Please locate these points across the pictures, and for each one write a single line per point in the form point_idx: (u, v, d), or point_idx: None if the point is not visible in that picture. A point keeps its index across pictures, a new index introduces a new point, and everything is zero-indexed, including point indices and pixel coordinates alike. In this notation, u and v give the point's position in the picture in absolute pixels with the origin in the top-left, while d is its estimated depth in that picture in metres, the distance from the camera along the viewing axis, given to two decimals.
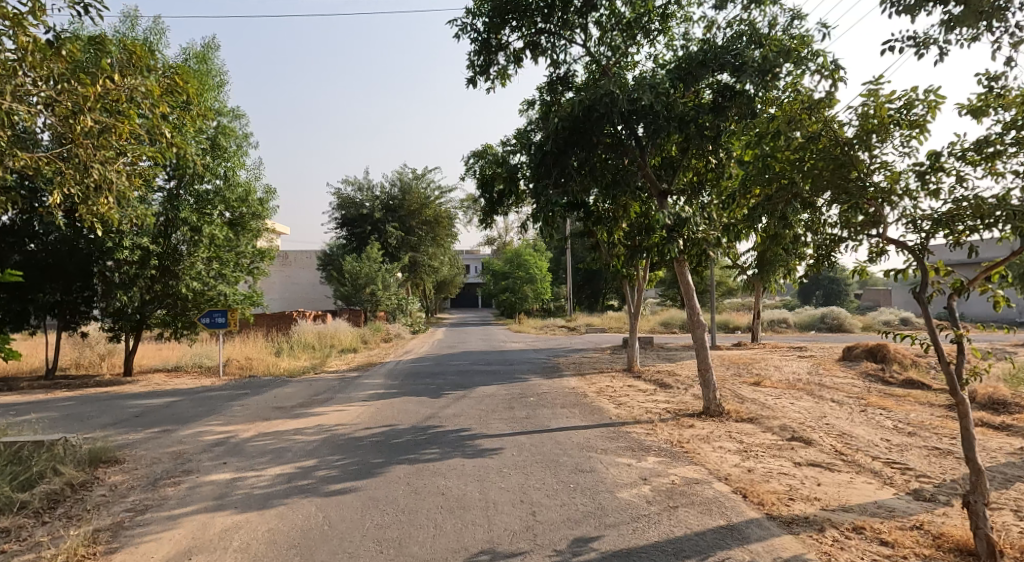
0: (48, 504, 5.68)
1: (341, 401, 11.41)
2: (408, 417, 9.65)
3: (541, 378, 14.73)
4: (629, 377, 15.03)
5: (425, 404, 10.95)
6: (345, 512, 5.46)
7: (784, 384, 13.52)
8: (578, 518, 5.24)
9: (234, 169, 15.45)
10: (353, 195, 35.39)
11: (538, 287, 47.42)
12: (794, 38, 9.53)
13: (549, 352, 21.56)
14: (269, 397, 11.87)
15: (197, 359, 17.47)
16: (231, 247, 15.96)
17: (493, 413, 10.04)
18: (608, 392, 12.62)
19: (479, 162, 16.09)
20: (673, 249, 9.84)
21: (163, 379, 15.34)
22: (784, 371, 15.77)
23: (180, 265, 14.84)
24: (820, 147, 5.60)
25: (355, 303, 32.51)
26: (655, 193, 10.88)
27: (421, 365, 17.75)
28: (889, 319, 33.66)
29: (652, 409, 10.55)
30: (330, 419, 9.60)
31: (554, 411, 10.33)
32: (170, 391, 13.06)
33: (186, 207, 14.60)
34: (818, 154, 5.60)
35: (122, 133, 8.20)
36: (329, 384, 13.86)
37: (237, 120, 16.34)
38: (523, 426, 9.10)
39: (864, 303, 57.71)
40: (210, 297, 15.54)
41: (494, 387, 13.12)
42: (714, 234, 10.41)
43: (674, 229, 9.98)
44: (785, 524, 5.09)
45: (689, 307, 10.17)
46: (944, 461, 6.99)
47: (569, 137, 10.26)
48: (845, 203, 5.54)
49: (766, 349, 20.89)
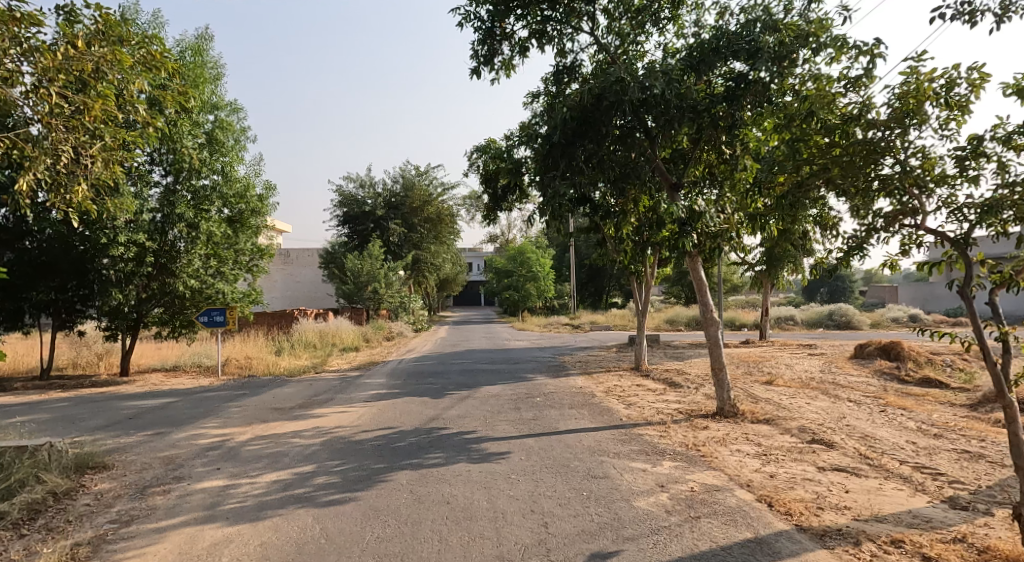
0: (27, 515, 5.33)
1: (342, 402, 11.06)
2: (411, 419, 9.32)
3: (546, 377, 14.36)
4: (637, 376, 14.67)
5: (428, 405, 10.60)
6: (344, 523, 5.11)
7: (797, 383, 13.17)
8: (594, 530, 4.88)
9: (232, 164, 15.11)
10: (355, 192, 35.05)
11: (541, 284, 47.00)
12: (811, 22, 9.14)
13: (554, 351, 21.18)
14: (267, 398, 11.54)
15: (196, 359, 17.15)
16: (231, 243, 15.63)
17: (498, 415, 9.69)
18: (617, 391, 12.28)
19: (482, 156, 15.76)
20: (686, 242, 9.51)
21: (160, 379, 15.00)
22: (796, 369, 15.40)
23: (177, 263, 14.44)
24: (850, 130, 5.30)
25: (357, 301, 32.14)
26: (667, 186, 10.54)
27: (424, 364, 17.42)
28: (899, 315, 33.22)
29: (664, 410, 10.18)
30: (330, 421, 9.26)
31: (563, 411, 9.97)
32: (167, 392, 12.72)
33: (183, 202, 14.19)
34: (846, 137, 5.29)
35: (93, 109, 7.73)
36: (329, 384, 13.51)
37: (235, 114, 16.04)
38: (530, 427, 8.75)
39: (871, 300, 57.24)
40: (208, 295, 15.23)
41: (499, 386, 12.79)
42: (728, 228, 10.06)
43: (686, 224, 9.69)
44: (817, 537, 4.74)
45: (702, 304, 9.82)
46: (977, 466, 6.62)
47: (578, 127, 9.88)
48: (876, 189, 5.24)
49: (775, 347, 20.51)
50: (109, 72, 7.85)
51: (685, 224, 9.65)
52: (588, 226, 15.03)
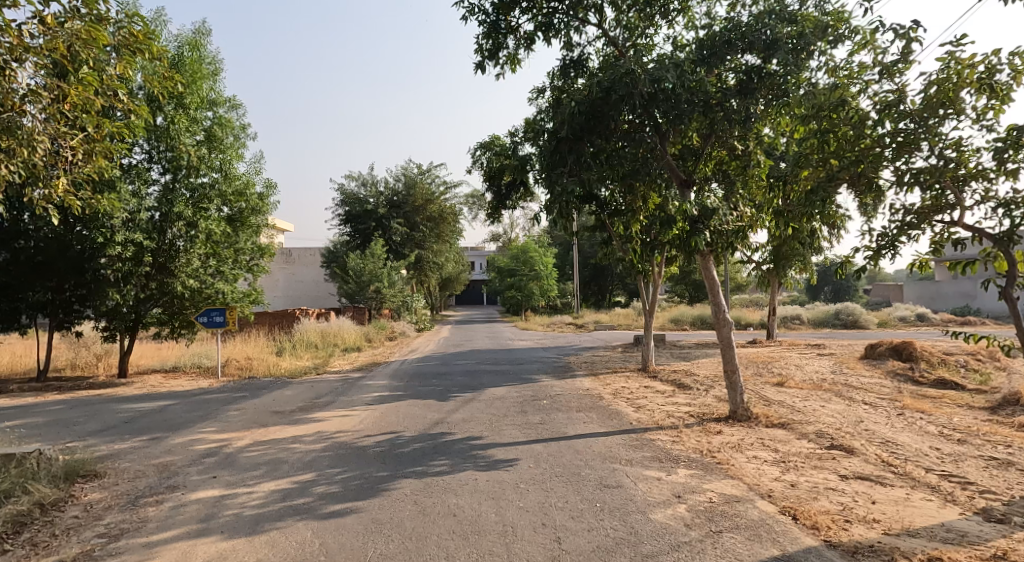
0: (11, 529, 5.07)
1: (343, 405, 10.78)
2: (415, 423, 9.05)
3: (552, 378, 14.08)
4: (644, 377, 14.38)
5: (432, 408, 10.32)
6: (346, 538, 4.84)
7: (808, 385, 12.88)
8: (610, 546, 4.61)
9: (232, 162, 14.86)
10: (357, 191, 34.79)
11: (545, 283, 46.65)
12: (828, 13, 8.85)
13: (558, 351, 20.89)
14: (267, 400, 11.26)
15: (196, 360, 16.90)
16: (230, 242, 15.43)
17: (504, 418, 9.42)
18: (625, 393, 11.99)
19: (486, 153, 15.47)
20: (699, 240, 9.22)
21: (159, 381, 14.74)
22: (806, 370, 15.11)
23: (176, 261, 14.21)
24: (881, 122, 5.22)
25: (359, 300, 31.86)
26: (678, 182, 10.25)
27: (427, 365, 17.14)
28: (907, 314, 32.87)
29: (675, 414, 9.90)
30: (331, 425, 9.00)
31: (571, 415, 9.69)
32: (165, 394, 12.45)
33: (181, 201, 13.89)
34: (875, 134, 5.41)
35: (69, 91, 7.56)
36: (331, 385, 13.24)
37: (234, 111, 15.80)
38: (538, 432, 8.48)
39: (876, 298, 56.86)
40: (208, 295, 14.98)
41: (504, 388, 12.50)
42: (740, 225, 9.77)
43: (698, 221, 9.36)
44: (848, 555, 4.46)
45: (715, 304, 9.51)
46: (1007, 474, 6.34)
47: (587, 122, 9.56)
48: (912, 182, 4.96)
49: (783, 347, 20.20)
50: (85, 53, 7.68)
51: (697, 221, 9.33)
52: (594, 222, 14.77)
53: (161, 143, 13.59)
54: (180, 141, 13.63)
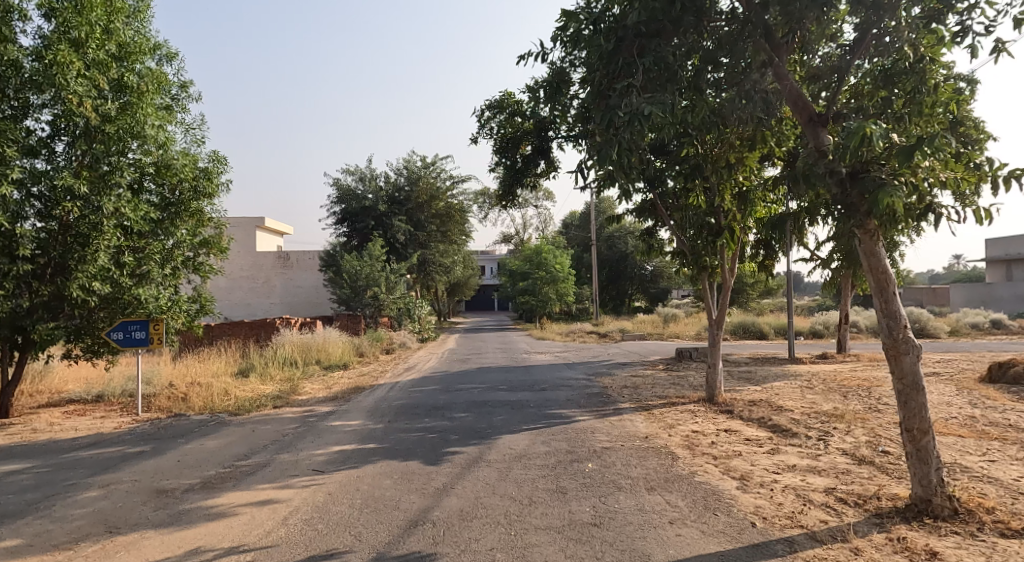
0: None
1: (279, 473, 6.91)
2: (376, 527, 5.20)
3: (590, 416, 10.10)
4: (715, 413, 10.45)
5: (413, 484, 6.38)
6: None
7: (965, 430, 8.96)
8: None
9: (153, 125, 11.02)
10: (354, 186, 30.95)
11: (561, 289, 42.83)
12: None
13: (587, 369, 16.99)
14: (167, 463, 7.36)
15: (128, 387, 13.09)
16: (157, 235, 11.62)
17: (532, 512, 5.56)
18: (708, 447, 8.07)
19: (497, 115, 11.42)
20: (892, 197, 5.08)
21: (61, 416, 10.94)
22: (936, 403, 11.13)
23: (77, 254, 10.34)
24: None
25: (354, 307, 28.03)
26: (802, 120, 6.24)
27: (422, 391, 13.26)
28: (978, 319, 28.90)
29: (815, 498, 5.98)
30: (232, 530, 5.15)
31: (641, 501, 5.83)
32: (36, 445, 8.54)
33: (69, 173, 10.03)
34: None
35: None
36: (281, 430, 9.33)
37: (168, 63, 12.33)
38: (598, 555, 4.63)
39: (915, 302, 52.86)
40: (126, 302, 11.25)
41: (524, 437, 8.61)
42: (945, 173, 5.62)
43: (858, 173, 5.58)
44: None
45: (885, 312, 5.63)
46: None
47: (663, 8, 5.89)
48: None
49: (867, 365, 16.24)
50: None
51: (844, 184, 5.56)
52: (644, 203, 10.98)
53: (49, 92, 9.94)
54: (71, 92, 9.85)
